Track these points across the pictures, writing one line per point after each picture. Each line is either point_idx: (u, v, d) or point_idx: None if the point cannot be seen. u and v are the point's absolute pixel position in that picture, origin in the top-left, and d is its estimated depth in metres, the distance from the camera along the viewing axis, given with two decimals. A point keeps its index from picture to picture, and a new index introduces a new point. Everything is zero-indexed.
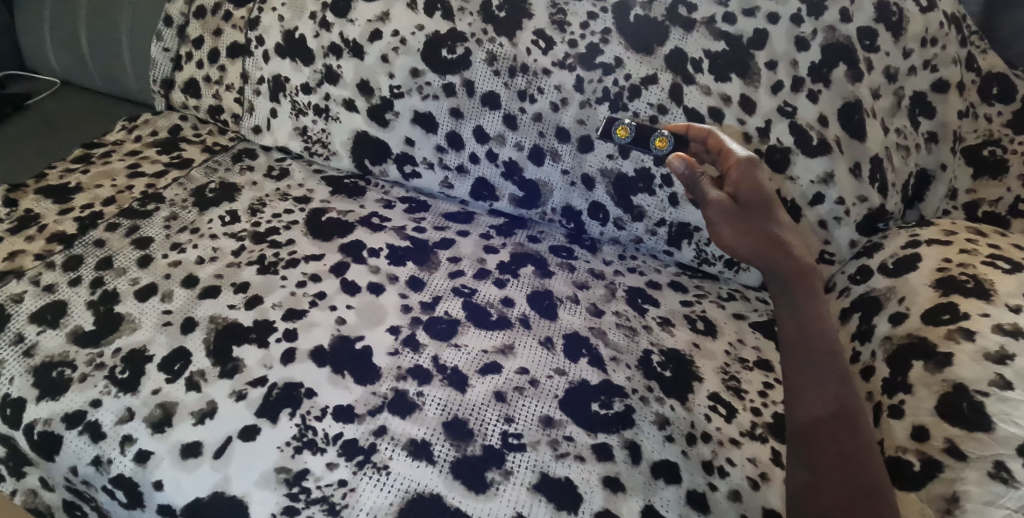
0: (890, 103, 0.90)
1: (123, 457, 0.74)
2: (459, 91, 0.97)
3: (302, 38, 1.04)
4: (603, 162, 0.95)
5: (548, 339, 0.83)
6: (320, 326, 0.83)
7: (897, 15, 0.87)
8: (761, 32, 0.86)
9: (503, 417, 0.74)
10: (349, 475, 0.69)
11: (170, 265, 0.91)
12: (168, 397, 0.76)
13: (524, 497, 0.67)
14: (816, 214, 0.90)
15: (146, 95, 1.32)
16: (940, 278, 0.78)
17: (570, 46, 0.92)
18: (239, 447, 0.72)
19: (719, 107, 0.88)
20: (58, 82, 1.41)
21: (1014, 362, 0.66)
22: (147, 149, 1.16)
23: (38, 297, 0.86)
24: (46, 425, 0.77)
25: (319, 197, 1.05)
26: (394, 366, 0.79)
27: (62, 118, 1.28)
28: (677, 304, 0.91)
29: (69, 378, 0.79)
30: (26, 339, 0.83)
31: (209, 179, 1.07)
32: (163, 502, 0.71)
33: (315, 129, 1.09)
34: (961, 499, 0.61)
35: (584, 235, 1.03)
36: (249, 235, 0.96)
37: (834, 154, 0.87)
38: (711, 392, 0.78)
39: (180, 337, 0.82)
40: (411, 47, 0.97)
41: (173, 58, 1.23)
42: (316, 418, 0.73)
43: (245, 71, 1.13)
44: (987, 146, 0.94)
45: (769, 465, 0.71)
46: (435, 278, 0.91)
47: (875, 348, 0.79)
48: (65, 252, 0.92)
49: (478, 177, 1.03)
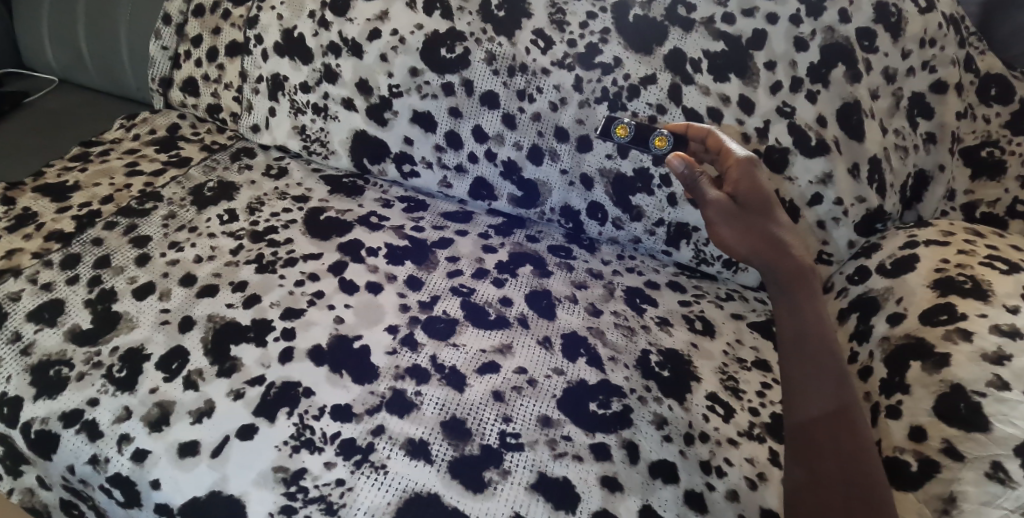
0: (888, 103, 0.90)
1: (121, 456, 0.73)
2: (458, 90, 0.97)
3: (301, 37, 1.04)
4: (601, 161, 0.95)
5: (547, 339, 0.83)
6: (318, 325, 0.83)
7: (897, 16, 0.87)
8: (760, 32, 0.86)
9: (501, 417, 0.74)
10: (347, 474, 0.69)
11: (168, 264, 0.91)
12: (166, 396, 0.76)
13: (522, 496, 0.67)
14: (815, 214, 0.90)
15: (145, 94, 1.32)
16: (938, 279, 0.78)
17: (569, 46, 0.92)
18: (237, 446, 0.71)
19: (718, 107, 0.88)
20: (56, 80, 1.41)
21: (1012, 363, 0.66)
22: (146, 147, 1.16)
23: (36, 295, 0.86)
24: (44, 424, 0.77)
25: (318, 196, 1.05)
26: (392, 365, 0.79)
27: (61, 116, 1.28)
28: (676, 304, 0.91)
29: (66, 377, 0.79)
30: (23, 337, 0.82)
31: (207, 178, 1.07)
32: (160, 501, 0.71)
33: (314, 128, 1.09)
34: (958, 499, 0.61)
35: (583, 234, 1.03)
36: (247, 234, 0.96)
37: (832, 155, 0.87)
38: (709, 392, 0.78)
39: (177, 336, 0.82)
40: (411, 46, 0.97)
41: (172, 56, 1.23)
42: (314, 417, 0.73)
43: (244, 69, 1.13)
44: (985, 147, 0.95)
45: (767, 465, 0.71)
46: (434, 278, 0.91)
47: (872, 348, 0.79)
48: (62, 251, 0.92)
49: (477, 176, 1.03)
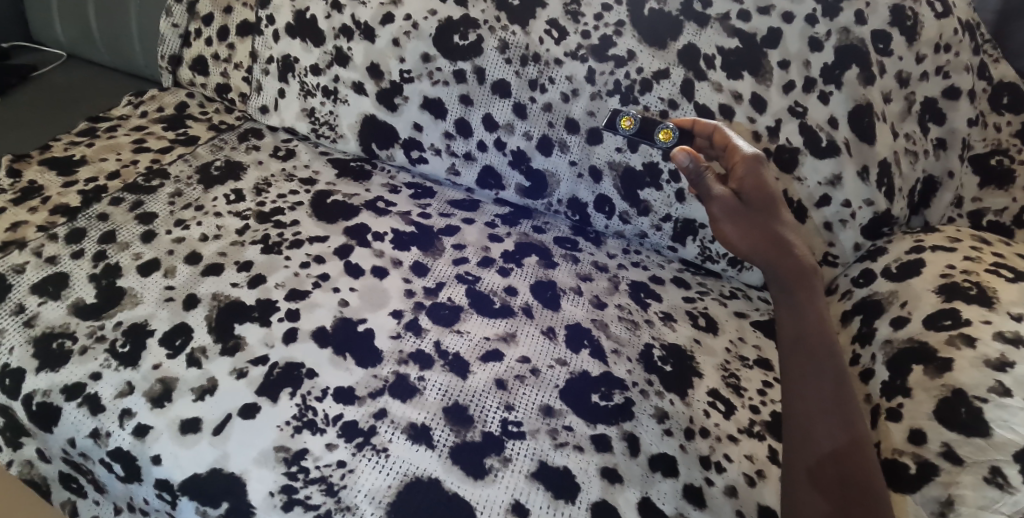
0: (901, 107, 0.90)
1: (123, 431, 0.74)
2: (470, 77, 0.97)
3: (313, 19, 1.04)
4: (611, 155, 0.94)
5: (551, 329, 0.83)
6: (322, 308, 0.83)
7: (912, 19, 0.86)
8: (775, 31, 0.86)
9: (503, 405, 0.74)
10: (348, 456, 0.69)
11: (173, 242, 0.91)
12: (169, 373, 0.76)
13: (523, 484, 0.67)
14: (822, 215, 0.90)
15: (153, 72, 1.31)
16: (944, 284, 0.78)
17: (582, 37, 0.91)
18: (238, 424, 0.71)
19: (730, 104, 0.88)
20: (65, 55, 1.40)
21: (1014, 370, 0.66)
22: (153, 124, 1.15)
23: (40, 268, 0.86)
24: (46, 396, 0.77)
25: (325, 179, 1.05)
26: (395, 350, 0.79)
27: (66, 91, 1.27)
28: (680, 300, 0.91)
29: (68, 349, 0.79)
30: (27, 309, 0.82)
31: (214, 157, 1.07)
32: (160, 477, 0.71)
33: (323, 111, 1.09)
34: (956, 502, 0.62)
35: (589, 227, 1.03)
36: (253, 215, 0.96)
37: (843, 156, 0.87)
38: (711, 388, 0.78)
39: (181, 313, 0.81)
40: (423, 32, 0.97)
41: (182, 34, 1.22)
42: (317, 399, 0.73)
43: (255, 50, 1.12)
44: (995, 156, 0.94)
45: (766, 463, 0.71)
46: (439, 264, 0.91)
47: (875, 351, 0.79)
48: (68, 225, 0.92)
49: (485, 165, 1.03)
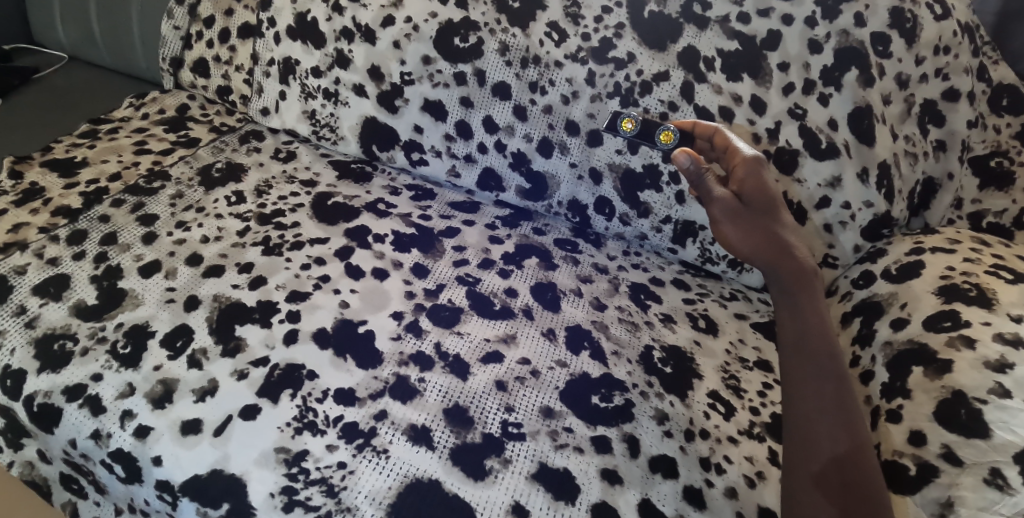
0: (900, 109, 0.90)
1: (123, 432, 0.74)
2: (470, 80, 0.97)
3: (313, 21, 1.04)
4: (611, 156, 0.95)
5: (551, 331, 0.83)
6: (323, 309, 0.83)
7: (912, 22, 0.86)
8: (775, 33, 0.86)
9: (503, 406, 0.74)
10: (348, 458, 0.69)
11: (174, 244, 0.91)
12: (170, 374, 0.76)
13: (523, 485, 0.67)
14: (822, 217, 0.90)
15: (154, 74, 1.32)
16: (944, 286, 0.78)
17: (582, 39, 0.92)
18: (239, 425, 0.72)
19: (730, 106, 0.88)
20: (66, 57, 1.41)
21: (1014, 371, 0.66)
22: (154, 126, 1.15)
23: (42, 269, 0.86)
24: (46, 397, 0.77)
25: (325, 181, 1.05)
26: (396, 351, 0.79)
27: (67, 93, 1.27)
28: (680, 302, 0.92)
29: (69, 351, 0.79)
30: (28, 311, 0.82)
31: (215, 158, 1.07)
32: (161, 478, 0.71)
33: (324, 113, 1.09)
34: (956, 504, 0.62)
35: (589, 229, 1.03)
36: (254, 216, 0.96)
37: (842, 158, 0.87)
38: (711, 390, 0.78)
39: (182, 315, 0.82)
40: (423, 35, 0.97)
41: (183, 36, 1.22)
42: (317, 400, 0.74)
43: (256, 52, 1.13)
44: (994, 157, 0.94)
45: (766, 464, 0.71)
46: (440, 266, 0.91)
47: (874, 352, 0.79)
48: (69, 227, 0.92)
49: (485, 167, 1.03)
